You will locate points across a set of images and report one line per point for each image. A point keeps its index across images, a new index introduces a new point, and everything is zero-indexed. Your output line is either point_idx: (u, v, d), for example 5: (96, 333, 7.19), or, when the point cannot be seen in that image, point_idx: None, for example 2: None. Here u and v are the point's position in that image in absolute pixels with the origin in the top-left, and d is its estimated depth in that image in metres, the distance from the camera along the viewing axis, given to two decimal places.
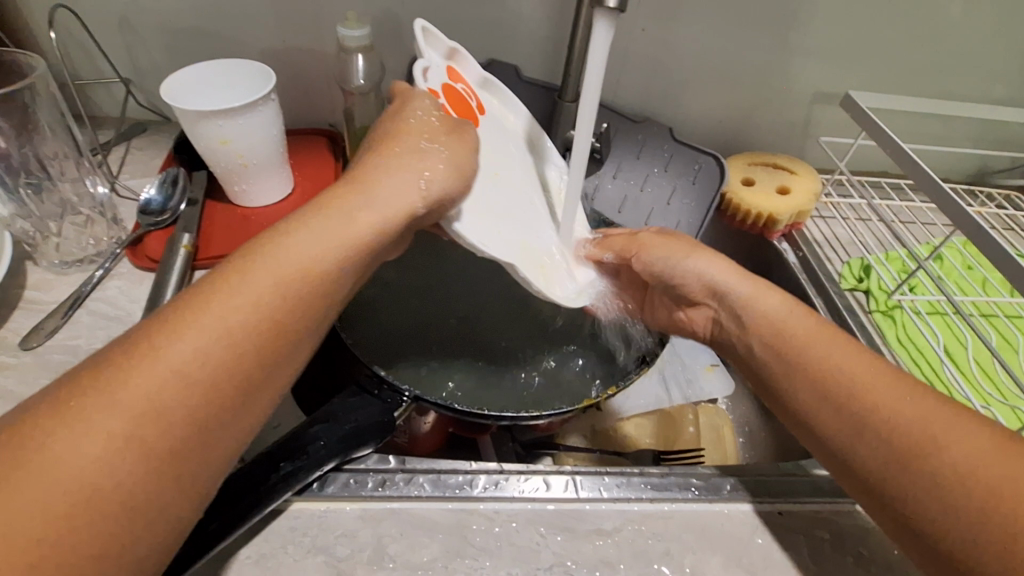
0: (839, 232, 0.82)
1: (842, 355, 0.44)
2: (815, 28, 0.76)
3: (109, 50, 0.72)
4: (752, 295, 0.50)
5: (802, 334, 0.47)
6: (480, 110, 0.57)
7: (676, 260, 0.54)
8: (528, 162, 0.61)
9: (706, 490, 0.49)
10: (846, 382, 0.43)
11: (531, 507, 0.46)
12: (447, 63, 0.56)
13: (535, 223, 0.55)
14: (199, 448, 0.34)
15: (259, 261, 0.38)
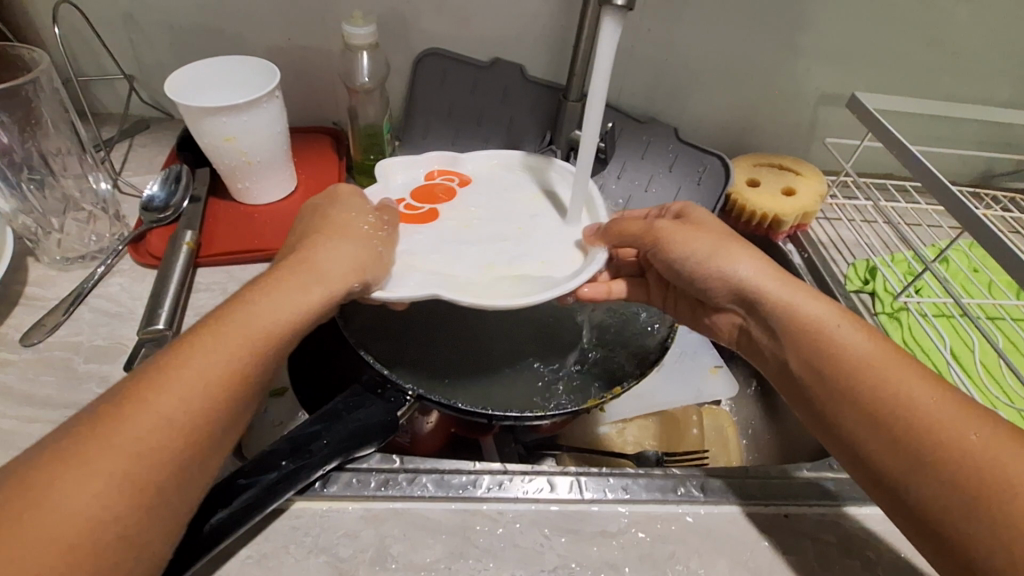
0: (845, 234, 0.81)
1: (887, 363, 0.44)
2: (821, 29, 0.76)
3: (113, 48, 0.72)
4: (789, 297, 0.49)
5: (843, 338, 0.46)
6: (462, 187, 0.65)
7: (701, 257, 0.52)
8: (530, 193, 0.65)
9: (711, 492, 0.48)
10: (888, 392, 0.43)
11: (535, 508, 0.46)
12: (428, 168, 0.66)
13: (520, 246, 0.59)
14: (177, 494, 0.35)
15: (218, 330, 0.39)
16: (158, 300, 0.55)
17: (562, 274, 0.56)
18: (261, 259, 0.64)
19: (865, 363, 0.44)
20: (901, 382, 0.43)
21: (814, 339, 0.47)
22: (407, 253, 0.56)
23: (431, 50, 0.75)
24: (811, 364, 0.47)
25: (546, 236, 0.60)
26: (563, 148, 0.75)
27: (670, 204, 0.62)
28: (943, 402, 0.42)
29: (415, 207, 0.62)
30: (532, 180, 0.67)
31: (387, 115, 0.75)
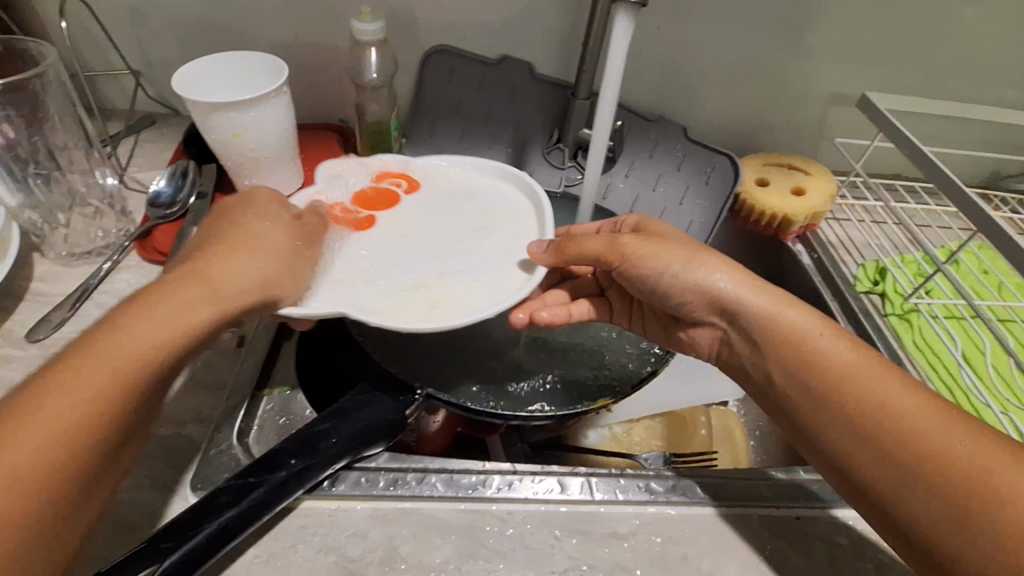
0: (854, 234, 0.80)
1: (869, 371, 0.45)
2: (833, 28, 0.75)
3: (120, 42, 0.72)
4: (769, 308, 0.49)
5: (824, 349, 0.46)
6: (407, 190, 0.62)
7: (667, 269, 0.51)
8: (485, 202, 0.61)
9: (723, 495, 0.47)
10: (870, 402, 0.43)
11: (544, 509, 0.45)
12: (372, 170, 0.63)
13: (459, 261, 0.55)
14: (41, 543, 0.34)
15: (82, 362, 0.36)
16: None
17: (492, 297, 0.51)
18: None
19: (848, 372, 0.45)
20: (882, 390, 0.44)
21: (797, 348, 0.47)
22: (341, 263, 0.53)
23: (439, 47, 0.74)
24: (797, 377, 0.47)
25: (490, 250, 0.56)
26: (571, 147, 0.77)
27: (622, 218, 0.62)
28: (931, 406, 0.43)
29: (355, 212, 0.58)
30: (488, 189, 0.63)
31: (394, 112, 0.74)
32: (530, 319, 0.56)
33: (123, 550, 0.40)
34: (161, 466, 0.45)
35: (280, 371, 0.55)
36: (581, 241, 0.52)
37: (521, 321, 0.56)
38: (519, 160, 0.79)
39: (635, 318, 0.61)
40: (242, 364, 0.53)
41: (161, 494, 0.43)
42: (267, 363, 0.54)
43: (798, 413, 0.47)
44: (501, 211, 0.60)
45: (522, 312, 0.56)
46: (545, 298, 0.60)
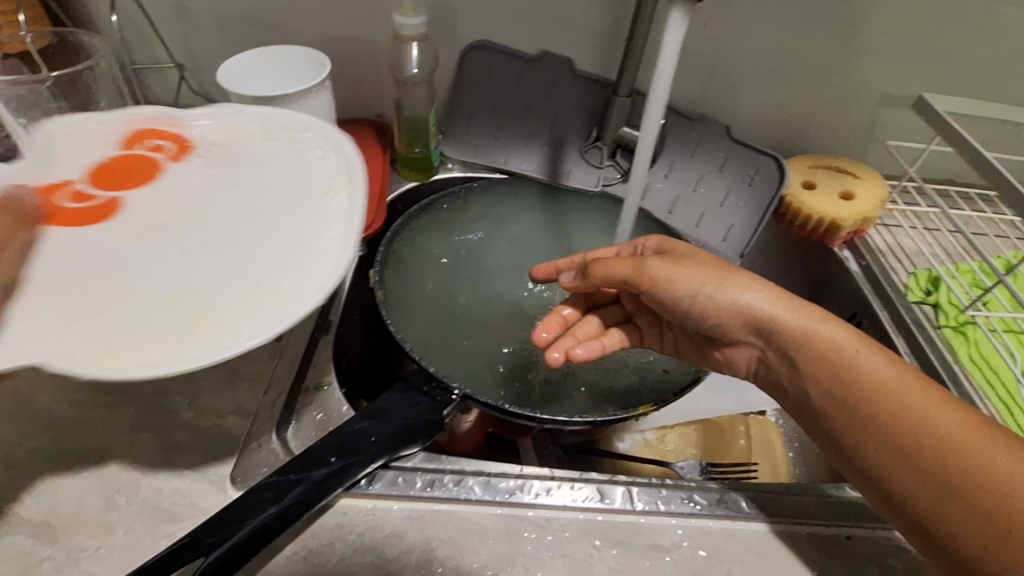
0: (905, 240, 0.77)
1: (909, 387, 0.43)
2: (889, 26, 0.72)
3: (165, 35, 0.73)
4: (803, 323, 0.47)
5: (861, 365, 0.45)
6: (171, 156, 0.50)
7: (698, 292, 0.49)
8: (280, 163, 0.51)
9: (771, 511, 0.45)
10: (910, 420, 0.42)
11: (583, 517, 0.44)
12: (131, 131, 0.52)
13: (237, 254, 0.44)
14: None
15: None
16: None
17: (271, 306, 0.41)
18: None
19: (886, 390, 0.43)
20: (922, 407, 0.42)
21: (832, 363, 0.45)
22: (58, 277, 0.42)
23: (477, 44, 0.73)
24: (834, 396, 0.45)
25: (278, 230, 0.46)
26: (610, 146, 0.75)
27: (641, 240, 0.59)
28: (973, 421, 0.41)
29: (89, 196, 0.47)
30: (281, 144, 0.52)
31: (433, 109, 0.74)
32: (565, 358, 0.53)
33: (166, 540, 0.41)
34: (201, 457, 0.45)
35: (315, 367, 0.53)
36: (608, 264, 0.51)
37: (556, 361, 0.53)
38: (556, 159, 0.77)
39: (668, 341, 0.58)
40: (280, 358, 0.52)
41: (201, 485, 0.44)
42: (304, 357, 0.53)
43: (837, 435, 0.46)
44: (291, 179, 0.50)
45: (555, 351, 0.54)
46: (574, 331, 0.57)
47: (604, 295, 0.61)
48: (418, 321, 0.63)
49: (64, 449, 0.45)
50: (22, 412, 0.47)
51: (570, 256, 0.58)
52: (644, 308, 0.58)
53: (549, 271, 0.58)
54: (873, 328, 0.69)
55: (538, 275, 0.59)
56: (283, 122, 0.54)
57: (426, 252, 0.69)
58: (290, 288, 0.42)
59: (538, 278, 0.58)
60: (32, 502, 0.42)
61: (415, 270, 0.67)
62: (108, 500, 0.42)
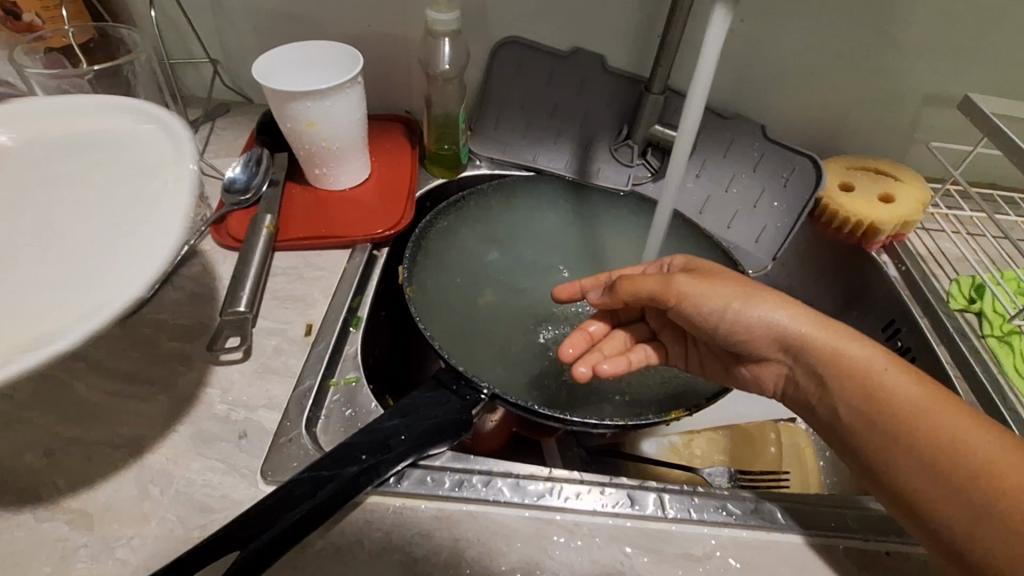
0: (947, 246, 0.74)
1: (943, 409, 0.41)
2: (936, 24, 0.69)
3: (201, 31, 0.74)
4: (831, 342, 0.46)
5: (890, 385, 0.43)
6: None
7: (729, 310, 0.47)
8: (98, 156, 0.42)
9: (806, 523, 0.44)
10: (943, 444, 0.40)
11: (613, 523, 0.43)
12: None
13: (37, 264, 0.36)
14: None
15: None
16: (231, 299, 0.54)
17: (72, 311, 0.32)
18: (335, 245, 0.63)
19: (917, 412, 0.42)
20: (956, 430, 0.40)
21: (861, 383, 0.44)
22: None
23: (510, 38, 0.73)
24: (864, 416, 0.44)
25: (96, 222, 0.38)
26: (640, 144, 0.74)
27: (667, 258, 0.58)
28: (1007, 444, 0.39)
29: None
30: (100, 134, 0.44)
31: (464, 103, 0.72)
32: (593, 373, 0.52)
33: (198, 531, 0.41)
34: (232, 450, 0.45)
35: (343, 362, 0.53)
36: (635, 281, 0.50)
37: (583, 375, 0.52)
38: (585, 157, 0.77)
39: (693, 358, 0.57)
40: (310, 353, 0.52)
41: (233, 478, 0.44)
42: (334, 352, 0.53)
43: (866, 456, 0.44)
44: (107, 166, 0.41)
45: (583, 366, 0.52)
46: (601, 347, 0.56)
47: (630, 310, 0.60)
48: (446, 317, 0.63)
49: (100, 439, 0.46)
50: (61, 400, 0.48)
51: (595, 275, 0.58)
52: (670, 325, 0.57)
53: (572, 291, 0.57)
54: (912, 336, 0.67)
55: (559, 295, 0.57)
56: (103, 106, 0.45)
57: (454, 249, 0.69)
58: (115, 271, 0.34)
59: (560, 299, 0.57)
60: (69, 489, 0.43)
61: (442, 267, 0.67)
62: (142, 490, 0.43)
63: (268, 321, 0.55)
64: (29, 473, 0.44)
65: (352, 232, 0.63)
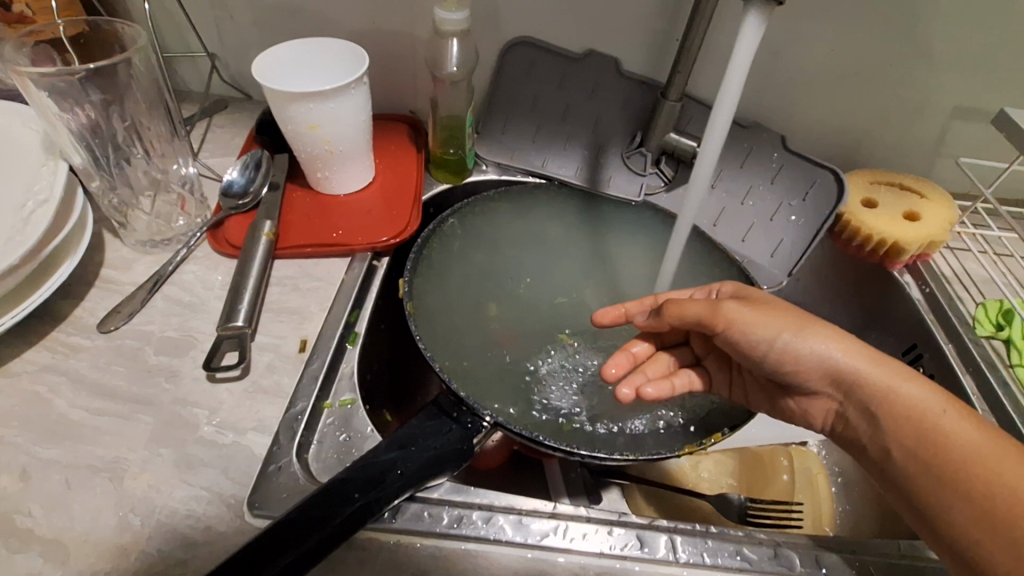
0: (972, 267, 0.71)
1: (1004, 460, 0.39)
2: (972, 32, 0.66)
3: (198, 24, 0.70)
4: (884, 380, 0.44)
5: (950, 429, 0.41)
6: None
7: (780, 340, 0.45)
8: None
9: (827, 569, 0.42)
10: (1003, 491, 0.38)
11: (620, 566, 0.41)
12: None
13: None
14: None
15: None
16: (229, 313, 0.51)
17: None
18: (336, 254, 0.60)
19: (977, 458, 0.40)
20: (1017, 480, 0.38)
21: (913, 423, 0.43)
22: None
23: (522, 38, 0.69)
24: (918, 459, 0.42)
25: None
26: (654, 152, 0.71)
27: (717, 283, 0.56)
28: None
29: None
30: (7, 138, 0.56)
31: (471, 105, 0.69)
32: (635, 395, 0.52)
33: (179, 567, 0.39)
34: (219, 476, 0.43)
35: (338, 382, 0.50)
36: (681, 302, 0.47)
37: (625, 395, 0.51)
38: (596, 164, 0.74)
39: (736, 386, 0.55)
40: (303, 372, 0.50)
41: (219, 507, 0.41)
42: (329, 371, 0.50)
43: (918, 501, 0.43)
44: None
45: (626, 387, 0.52)
46: (644, 369, 0.55)
47: (674, 335, 0.59)
48: (451, 331, 0.60)
49: (79, 461, 0.43)
50: (39, 418, 0.46)
51: (639, 299, 0.56)
52: (715, 352, 0.57)
53: (617, 315, 0.54)
54: (935, 362, 0.64)
55: (601, 318, 0.54)
56: (20, 119, 0.58)
57: (465, 258, 0.66)
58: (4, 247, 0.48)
59: (602, 324, 0.54)
60: (44, 518, 0.40)
61: (456, 280, 0.64)
62: (122, 520, 0.40)
63: (261, 336, 0.52)
64: (4, 498, 0.41)
65: (355, 241, 0.61)
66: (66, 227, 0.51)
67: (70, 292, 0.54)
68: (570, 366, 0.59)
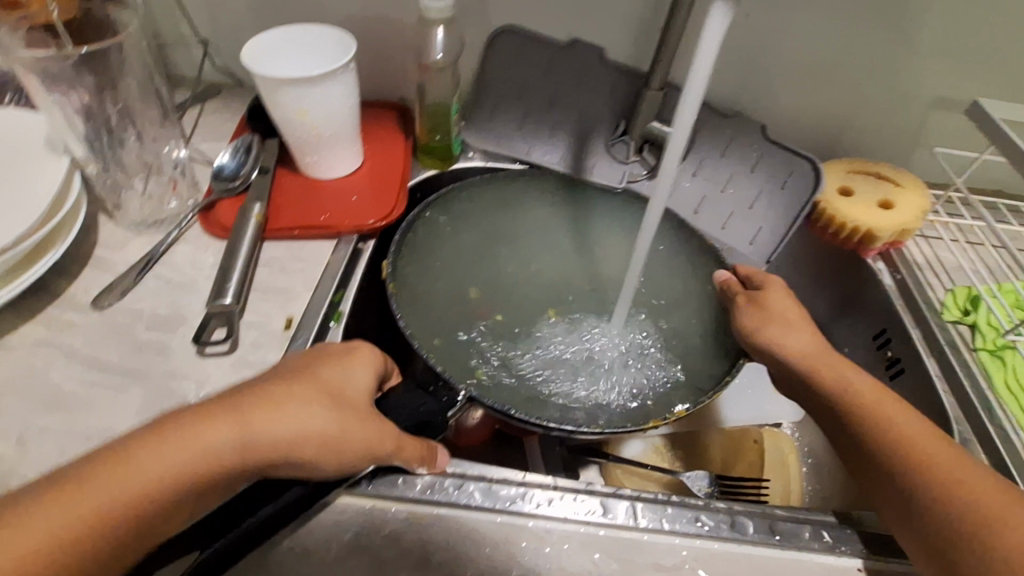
0: (945, 255, 0.73)
1: (929, 437, 0.45)
2: (950, 24, 0.67)
3: (190, 10, 0.72)
4: (841, 372, 0.51)
5: (892, 413, 0.47)
6: None
7: (765, 338, 0.55)
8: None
9: (780, 536, 0.44)
10: (920, 453, 0.44)
11: (584, 530, 0.43)
12: None
13: None
14: None
15: None
16: (218, 289, 0.54)
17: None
18: (322, 236, 0.62)
19: (911, 437, 0.45)
20: (930, 447, 0.45)
21: (862, 416, 0.48)
22: None
23: (509, 27, 0.70)
24: (866, 444, 0.47)
25: None
26: (637, 140, 0.73)
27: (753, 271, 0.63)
28: (967, 464, 0.44)
29: None
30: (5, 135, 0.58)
31: (457, 93, 0.71)
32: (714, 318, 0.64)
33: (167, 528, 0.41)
34: None
35: None
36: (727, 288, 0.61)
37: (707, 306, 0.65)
38: (580, 152, 0.75)
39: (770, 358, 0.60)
40: (287, 348, 0.52)
41: None
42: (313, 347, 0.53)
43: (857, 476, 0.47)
44: None
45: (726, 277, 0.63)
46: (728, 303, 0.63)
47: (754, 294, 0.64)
48: (430, 308, 0.63)
49: (74, 428, 0.46)
50: (34, 388, 0.48)
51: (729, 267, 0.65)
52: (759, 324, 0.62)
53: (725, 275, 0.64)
54: (904, 347, 0.66)
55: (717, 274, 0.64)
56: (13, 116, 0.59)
57: (449, 240, 0.69)
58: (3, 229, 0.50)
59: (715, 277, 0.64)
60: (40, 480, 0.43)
61: (444, 245, 0.68)
62: None
63: (250, 314, 0.55)
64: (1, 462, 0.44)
65: (341, 223, 0.62)
66: (66, 208, 0.54)
67: (66, 270, 0.56)
68: (546, 347, 0.63)
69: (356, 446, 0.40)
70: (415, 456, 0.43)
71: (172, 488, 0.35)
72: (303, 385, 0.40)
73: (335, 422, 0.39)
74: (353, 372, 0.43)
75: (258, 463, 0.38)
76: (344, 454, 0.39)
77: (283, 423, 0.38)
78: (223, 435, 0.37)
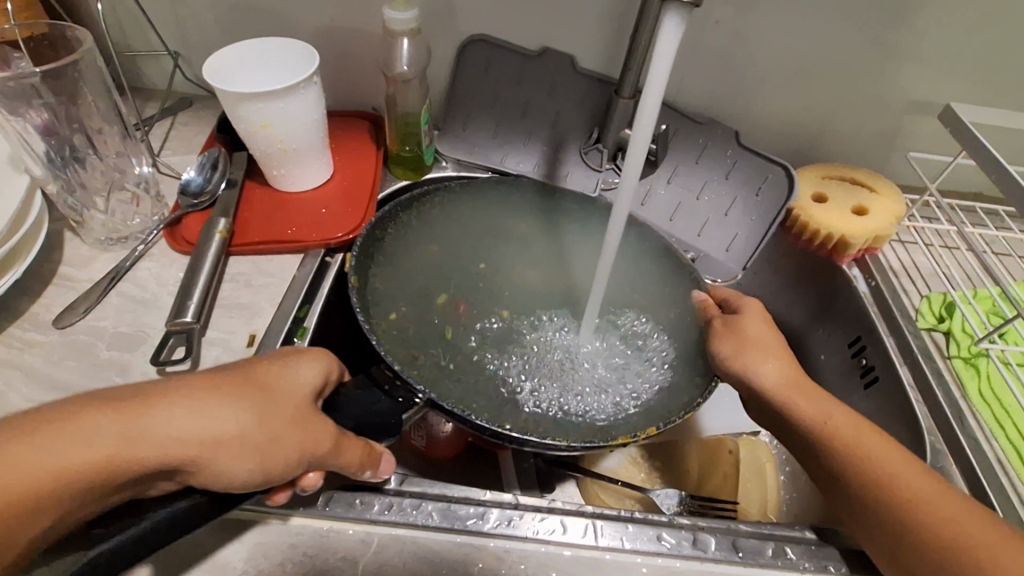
0: (920, 260, 0.73)
1: (909, 470, 0.44)
2: (920, 29, 0.67)
3: (158, 24, 0.71)
4: (816, 403, 0.50)
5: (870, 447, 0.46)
6: None
7: (740, 365, 0.54)
8: None
9: (742, 554, 0.44)
10: (901, 489, 0.43)
11: (544, 550, 0.43)
12: None
13: None
14: None
15: None
16: (178, 309, 0.53)
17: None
18: (288, 250, 0.62)
19: (888, 470, 0.44)
20: (912, 481, 0.44)
21: (840, 452, 0.46)
22: None
23: (479, 37, 0.70)
24: (846, 480, 0.46)
25: None
26: (610, 148, 0.72)
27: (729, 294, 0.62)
28: (951, 495, 0.43)
29: None
30: None
31: (427, 104, 0.70)
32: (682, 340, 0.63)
33: None
34: None
35: None
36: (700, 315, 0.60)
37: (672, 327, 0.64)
38: (554, 160, 0.75)
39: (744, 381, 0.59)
40: None
41: None
42: None
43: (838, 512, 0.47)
44: None
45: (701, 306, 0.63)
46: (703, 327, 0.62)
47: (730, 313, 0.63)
48: (397, 316, 0.62)
49: None
50: None
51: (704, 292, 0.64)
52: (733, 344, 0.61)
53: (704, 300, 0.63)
54: (878, 355, 0.65)
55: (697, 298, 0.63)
56: None
57: (416, 247, 0.68)
58: None
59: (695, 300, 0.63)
60: None
61: (412, 255, 0.67)
62: None
63: (212, 331, 0.54)
64: None
65: (309, 237, 0.62)
66: (26, 226, 0.53)
67: (28, 289, 0.56)
68: (515, 357, 0.62)
69: (288, 446, 0.38)
70: (356, 461, 0.42)
71: (69, 476, 0.33)
72: (234, 378, 0.39)
73: (266, 418, 0.38)
74: (299, 369, 0.43)
75: (164, 458, 0.35)
76: (274, 454, 0.38)
77: (211, 414, 0.37)
78: (125, 423, 0.34)
